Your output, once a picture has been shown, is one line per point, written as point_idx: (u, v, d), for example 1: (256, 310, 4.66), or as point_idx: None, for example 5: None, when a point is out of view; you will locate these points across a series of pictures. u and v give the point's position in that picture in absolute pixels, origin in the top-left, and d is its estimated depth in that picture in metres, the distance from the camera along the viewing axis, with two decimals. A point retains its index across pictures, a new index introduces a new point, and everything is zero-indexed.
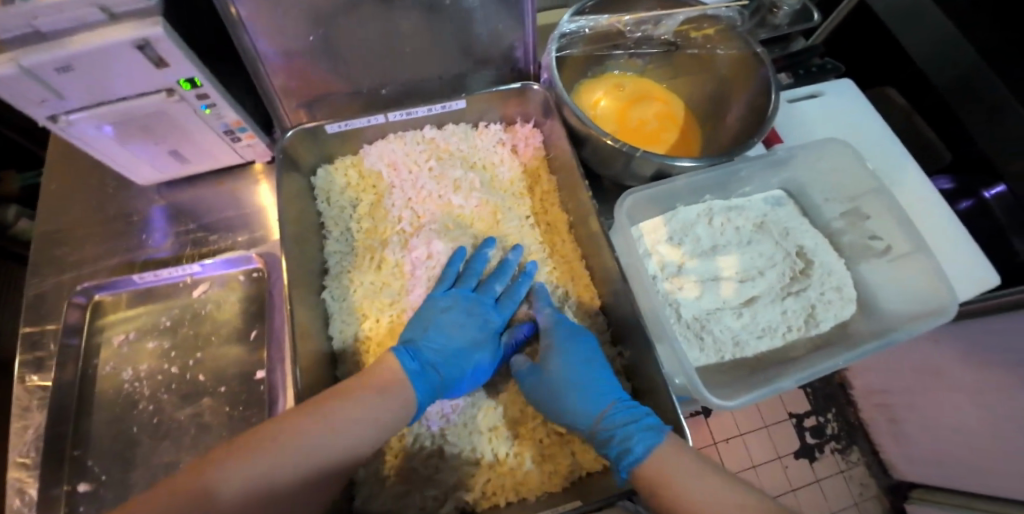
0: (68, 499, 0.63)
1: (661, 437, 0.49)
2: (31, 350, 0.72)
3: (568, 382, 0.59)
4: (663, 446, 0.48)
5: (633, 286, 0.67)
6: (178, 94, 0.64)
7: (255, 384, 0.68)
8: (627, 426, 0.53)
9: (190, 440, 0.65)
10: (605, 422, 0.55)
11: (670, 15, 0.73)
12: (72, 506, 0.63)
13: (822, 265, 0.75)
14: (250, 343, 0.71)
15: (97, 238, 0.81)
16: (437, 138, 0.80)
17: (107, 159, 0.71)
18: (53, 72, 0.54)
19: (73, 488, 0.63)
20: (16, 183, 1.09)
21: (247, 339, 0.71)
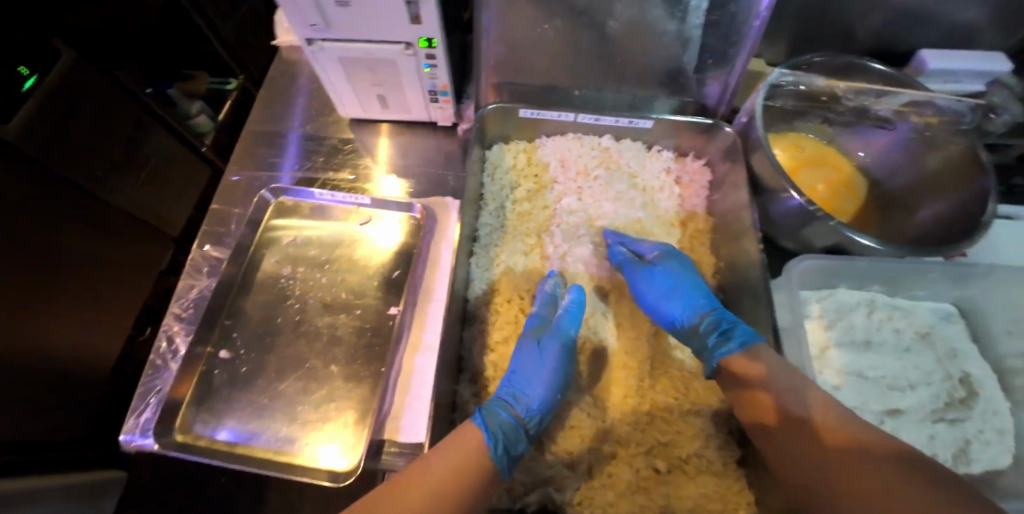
0: (207, 359, 0.72)
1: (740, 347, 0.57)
2: (214, 224, 0.83)
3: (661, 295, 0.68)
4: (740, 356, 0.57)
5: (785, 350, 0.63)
6: (413, 50, 0.71)
7: (385, 317, 0.74)
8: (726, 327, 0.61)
9: (321, 345, 0.72)
10: (707, 322, 0.64)
11: (895, 92, 0.70)
12: (210, 366, 0.71)
13: (988, 401, 0.68)
14: (390, 280, 0.77)
15: (290, 148, 0.92)
16: (609, 148, 0.82)
17: (329, 86, 0.81)
18: (334, 4, 0.63)
19: (214, 352, 0.72)
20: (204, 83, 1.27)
21: (389, 276, 0.77)
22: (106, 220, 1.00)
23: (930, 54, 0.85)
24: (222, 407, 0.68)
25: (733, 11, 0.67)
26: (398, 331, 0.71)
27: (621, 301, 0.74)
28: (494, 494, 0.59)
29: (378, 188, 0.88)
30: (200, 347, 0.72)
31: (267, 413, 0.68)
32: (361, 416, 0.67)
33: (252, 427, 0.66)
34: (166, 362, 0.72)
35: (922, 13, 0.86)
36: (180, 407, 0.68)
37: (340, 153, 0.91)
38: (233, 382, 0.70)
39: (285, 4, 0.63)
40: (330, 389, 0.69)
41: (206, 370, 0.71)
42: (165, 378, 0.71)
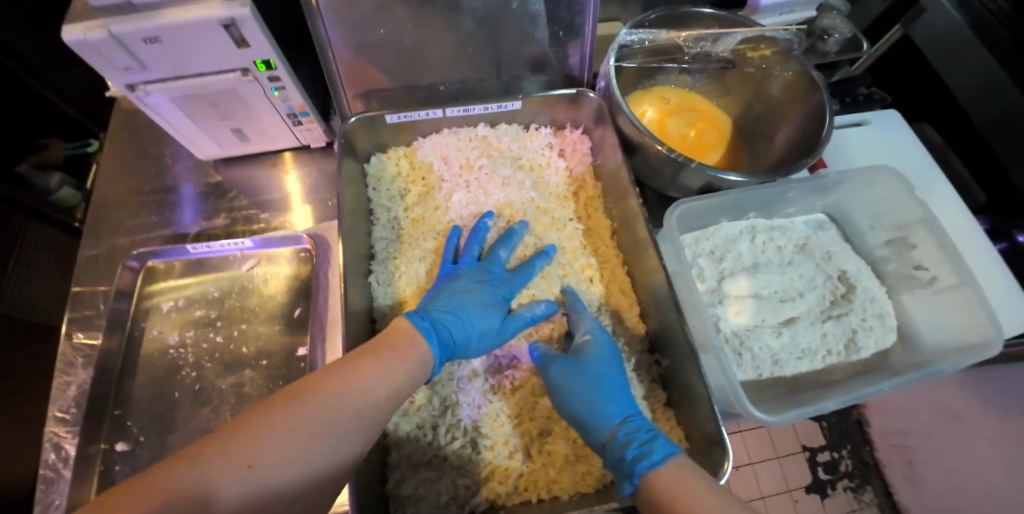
0: (103, 458, 0.64)
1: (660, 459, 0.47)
2: (81, 308, 0.75)
3: (587, 395, 0.58)
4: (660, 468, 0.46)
5: (680, 293, 0.67)
6: (252, 75, 0.66)
7: (295, 360, 0.70)
8: (643, 439, 0.52)
9: (230, 407, 0.67)
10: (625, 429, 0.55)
11: (729, 34, 0.75)
12: (108, 463, 0.64)
13: (864, 291, 0.75)
14: (293, 319, 0.73)
15: (153, 207, 0.83)
16: (488, 135, 0.82)
17: (174, 130, 0.74)
18: (142, 42, 0.58)
19: (109, 447, 0.65)
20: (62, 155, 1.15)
21: (291, 316, 0.73)
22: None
23: None
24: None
25: None
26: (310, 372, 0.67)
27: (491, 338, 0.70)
28: (441, 505, 0.59)
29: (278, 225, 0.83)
30: (91, 446, 0.64)
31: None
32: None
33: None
34: (55, 474, 0.64)
35: None
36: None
37: (211, 200, 0.84)
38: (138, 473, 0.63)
39: (82, 51, 0.57)
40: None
41: (105, 469, 0.64)
42: (57, 491, 0.63)
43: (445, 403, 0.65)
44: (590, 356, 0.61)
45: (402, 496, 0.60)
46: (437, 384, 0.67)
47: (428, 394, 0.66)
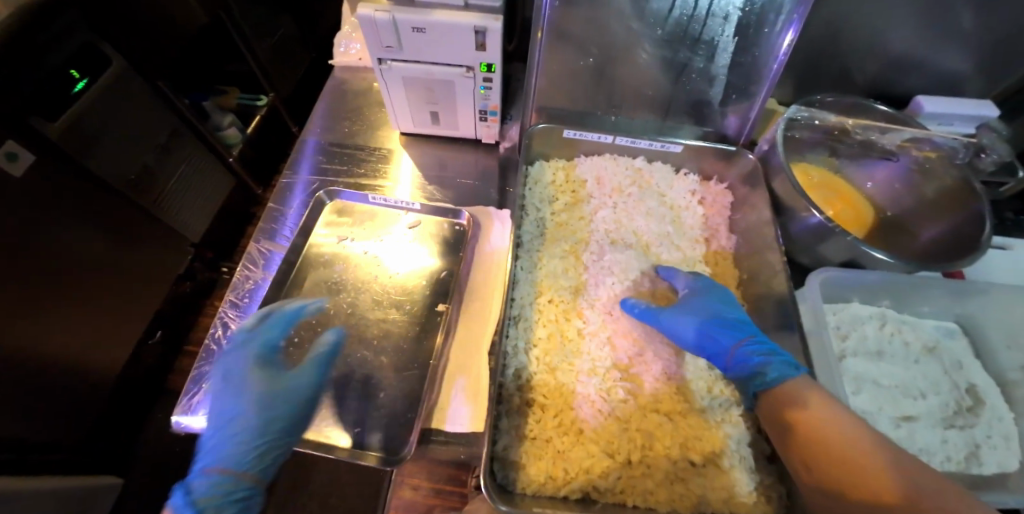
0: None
1: (796, 370, 0.59)
2: (270, 222, 0.89)
3: (716, 322, 0.69)
4: (800, 377, 0.58)
5: (813, 356, 0.69)
6: (473, 73, 0.80)
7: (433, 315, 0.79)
8: (767, 355, 0.62)
9: (370, 337, 0.76)
10: (749, 349, 0.64)
11: (898, 129, 0.80)
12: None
13: (993, 409, 0.73)
14: (438, 279, 0.83)
15: (343, 158, 0.99)
16: (641, 167, 0.91)
17: (389, 102, 0.89)
18: (410, 30, 0.72)
19: None
20: (235, 99, 1.68)
21: (437, 276, 0.83)
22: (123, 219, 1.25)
23: (926, 99, 0.95)
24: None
25: (755, 54, 0.78)
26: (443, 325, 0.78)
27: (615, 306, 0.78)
28: (539, 481, 0.63)
29: (398, 192, 0.94)
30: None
31: (318, 397, 0.71)
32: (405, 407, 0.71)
33: (306, 410, 0.70)
34: (220, 347, 0.76)
35: (910, 64, 0.99)
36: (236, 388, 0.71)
37: (373, 160, 0.99)
38: (284, 367, 0.73)
39: (367, 27, 0.72)
40: (381, 372, 0.73)
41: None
42: (217, 363, 0.74)
43: (561, 390, 0.70)
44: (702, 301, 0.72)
45: (507, 460, 0.64)
46: (555, 371, 0.72)
47: (546, 377, 0.71)
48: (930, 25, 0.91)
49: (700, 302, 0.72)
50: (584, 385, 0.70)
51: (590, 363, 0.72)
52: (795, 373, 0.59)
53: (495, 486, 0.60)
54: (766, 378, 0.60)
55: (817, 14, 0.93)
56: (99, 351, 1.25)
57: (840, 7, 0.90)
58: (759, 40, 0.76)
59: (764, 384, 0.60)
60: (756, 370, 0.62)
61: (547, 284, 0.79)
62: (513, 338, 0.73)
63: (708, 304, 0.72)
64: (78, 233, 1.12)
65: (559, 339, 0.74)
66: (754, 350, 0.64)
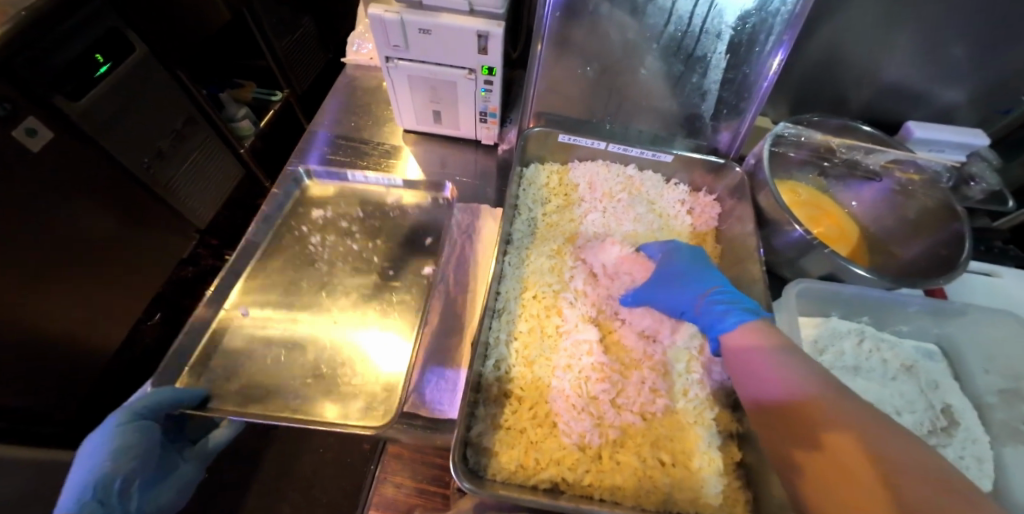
0: None
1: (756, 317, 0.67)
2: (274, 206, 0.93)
3: (688, 277, 0.77)
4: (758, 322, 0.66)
5: None
6: (474, 75, 0.83)
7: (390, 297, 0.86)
8: (732, 305, 0.70)
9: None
10: (715, 299, 0.72)
11: (882, 150, 0.83)
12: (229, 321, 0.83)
13: (966, 429, 0.74)
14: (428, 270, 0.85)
15: (347, 150, 1.03)
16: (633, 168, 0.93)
17: (395, 99, 0.92)
18: (417, 31, 0.76)
19: None
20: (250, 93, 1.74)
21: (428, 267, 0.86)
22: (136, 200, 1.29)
23: (916, 125, 0.97)
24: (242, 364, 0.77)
25: (746, 72, 0.81)
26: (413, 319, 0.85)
27: (598, 298, 0.81)
28: (510, 468, 0.64)
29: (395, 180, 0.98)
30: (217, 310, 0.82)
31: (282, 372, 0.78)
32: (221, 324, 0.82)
33: (253, 387, 0.75)
34: None
35: (902, 92, 1.01)
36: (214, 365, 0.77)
37: (375, 154, 1.02)
38: None
39: (376, 27, 0.76)
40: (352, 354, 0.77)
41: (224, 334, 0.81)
42: None
43: (539, 383, 0.72)
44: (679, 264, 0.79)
45: (479, 447, 0.65)
46: (533, 364, 0.74)
47: (524, 369, 0.73)
48: (922, 55, 0.94)
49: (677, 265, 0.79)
50: (561, 379, 0.72)
51: (569, 355, 0.74)
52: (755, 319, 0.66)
53: (466, 469, 0.61)
54: (725, 325, 0.68)
55: (813, 39, 0.96)
56: (97, 326, 1.27)
57: (835, 33, 0.94)
58: (750, 58, 0.80)
59: (724, 329, 0.68)
60: (718, 318, 0.70)
61: (533, 281, 0.81)
62: (496, 329, 0.76)
63: (683, 265, 0.79)
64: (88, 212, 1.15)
65: (540, 334, 0.76)
66: (720, 298, 0.72)
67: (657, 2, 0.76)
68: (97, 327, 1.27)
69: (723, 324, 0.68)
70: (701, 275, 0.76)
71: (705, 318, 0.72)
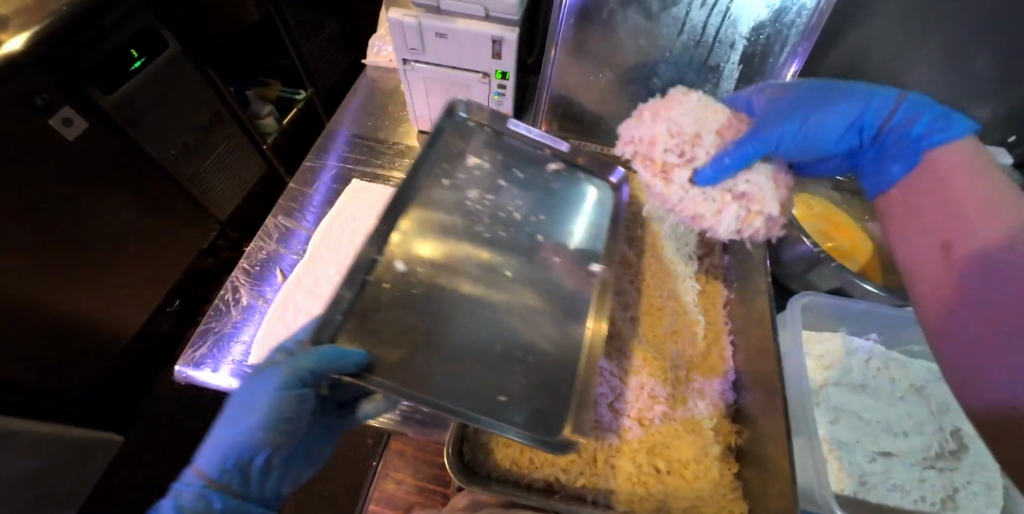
0: None
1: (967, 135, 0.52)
2: (291, 200, 0.96)
3: (829, 114, 0.62)
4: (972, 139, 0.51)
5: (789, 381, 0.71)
6: (488, 79, 0.85)
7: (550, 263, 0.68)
8: (920, 124, 0.55)
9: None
10: (898, 118, 0.58)
11: None
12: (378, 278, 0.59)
13: (978, 455, 0.71)
14: None
15: (364, 149, 1.05)
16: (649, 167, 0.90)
17: (411, 100, 0.94)
18: (435, 35, 0.78)
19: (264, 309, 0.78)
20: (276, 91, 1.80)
21: None
22: (162, 191, 1.34)
23: None
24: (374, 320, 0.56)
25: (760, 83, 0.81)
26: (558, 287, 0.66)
27: None
28: (504, 466, 0.64)
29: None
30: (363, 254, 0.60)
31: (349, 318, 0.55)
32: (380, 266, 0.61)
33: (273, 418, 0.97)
34: (225, 307, 0.81)
35: None
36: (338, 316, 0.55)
37: (391, 154, 1.05)
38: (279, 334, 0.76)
39: (395, 30, 0.79)
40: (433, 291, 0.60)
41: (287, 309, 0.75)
42: (223, 322, 0.79)
43: None
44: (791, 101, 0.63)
45: (476, 443, 0.66)
46: None
47: None
48: (945, 73, 0.92)
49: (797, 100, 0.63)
50: None
51: None
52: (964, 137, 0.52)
53: (461, 464, 0.62)
54: (933, 140, 0.53)
55: (832, 51, 0.95)
56: (120, 310, 1.33)
57: (855, 46, 0.93)
58: (764, 69, 0.80)
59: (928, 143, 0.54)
60: (912, 138, 0.55)
61: None
62: None
63: (808, 102, 0.63)
64: (115, 200, 1.21)
65: None
66: (909, 125, 0.56)
67: (671, 11, 0.77)
68: (119, 311, 1.33)
69: (933, 136, 0.53)
70: (835, 105, 0.62)
71: (897, 133, 0.57)
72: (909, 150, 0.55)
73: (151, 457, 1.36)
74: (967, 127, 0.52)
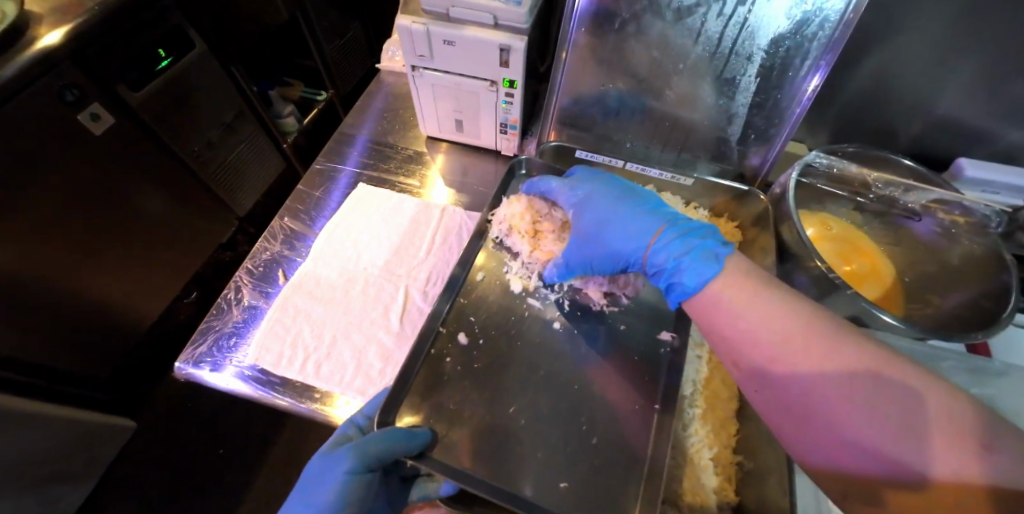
0: None
1: (718, 268, 0.56)
2: (298, 201, 0.97)
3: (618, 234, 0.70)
4: (721, 275, 0.56)
5: None
6: (496, 87, 0.84)
7: (568, 333, 0.73)
8: (682, 256, 0.60)
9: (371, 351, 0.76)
10: (663, 253, 0.63)
11: (923, 189, 0.76)
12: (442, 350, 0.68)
13: None
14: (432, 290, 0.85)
15: (374, 153, 1.06)
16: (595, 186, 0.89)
17: (419, 106, 0.94)
18: (442, 42, 0.78)
19: None
20: (298, 92, 1.83)
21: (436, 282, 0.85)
22: (184, 188, 1.37)
23: (968, 162, 0.89)
24: (439, 395, 0.64)
25: (778, 96, 0.77)
26: (592, 362, 0.70)
27: None
28: None
29: (432, 193, 0.99)
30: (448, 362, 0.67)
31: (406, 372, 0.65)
32: (441, 341, 0.70)
33: None
34: (227, 306, 0.82)
35: (957, 129, 0.94)
36: (405, 391, 0.64)
37: (400, 159, 1.05)
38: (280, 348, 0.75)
39: (403, 37, 0.78)
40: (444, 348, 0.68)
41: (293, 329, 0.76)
42: (224, 321, 0.80)
43: None
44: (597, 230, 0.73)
45: None
46: None
47: None
48: (980, 91, 0.87)
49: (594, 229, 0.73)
50: None
51: None
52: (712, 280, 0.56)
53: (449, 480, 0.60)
54: (686, 287, 0.58)
55: (860, 65, 0.91)
56: (139, 299, 1.37)
57: (885, 61, 0.88)
58: (783, 83, 0.76)
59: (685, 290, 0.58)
60: (676, 270, 0.60)
61: None
62: None
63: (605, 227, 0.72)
64: (139, 192, 1.24)
65: None
66: (667, 247, 0.63)
67: (685, 22, 0.74)
68: (137, 301, 1.36)
69: (682, 286, 0.58)
70: (625, 225, 0.70)
71: (659, 263, 0.64)
72: (668, 297, 0.62)
73: (161, 446, 1.43)
74: (704, 274, 0.57)
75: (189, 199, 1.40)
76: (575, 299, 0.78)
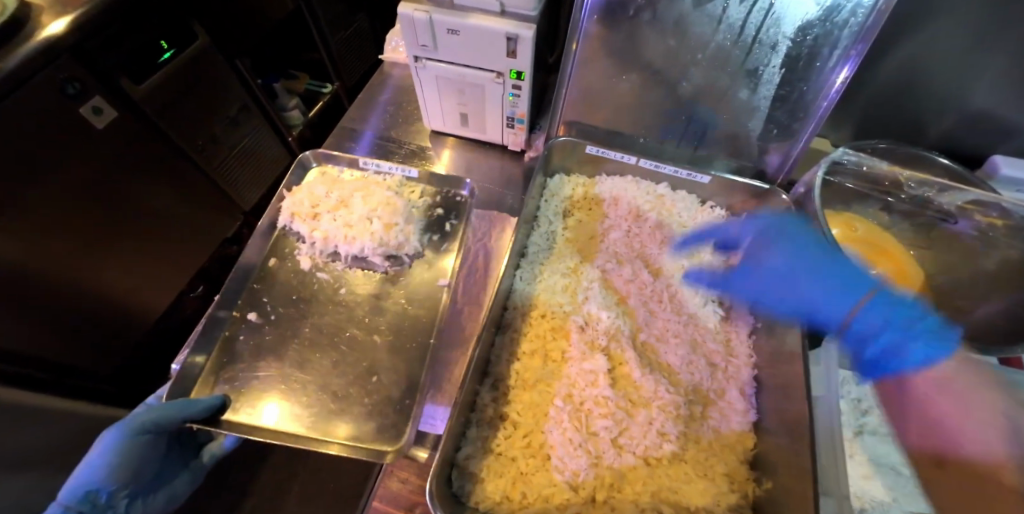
0: (231, 325, 0.72)
1: (943, 358, 0.60)
2: None
3: (876, 321, 0.64)
4: (949, 367, 0.60)
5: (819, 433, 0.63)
6: (502, 79, 0.80)
7: (369, 301, 0.77)
8: (912, 348, 0.62)
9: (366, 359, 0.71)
10: (866, 309, 0.65)
11: (959, 189, 0.71)
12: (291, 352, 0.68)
13: None
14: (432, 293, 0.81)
15: (376, 148, 1.02)
16: (369, 175, 0.89)
17: (422, 98, 0.91)
18: (446, 31, 0.74)
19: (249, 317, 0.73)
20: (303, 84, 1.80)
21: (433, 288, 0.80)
22: (188, 184, 1.35)
23: (1005, 160, 0.84)
24: None
25: (803, 89, 0.72)
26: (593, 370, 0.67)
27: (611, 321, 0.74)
28: (495, 499, 0.59)
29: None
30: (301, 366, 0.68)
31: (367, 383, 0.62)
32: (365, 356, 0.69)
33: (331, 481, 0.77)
34: None
35: (993, 125, 0.88)
36: None
37: (402, 154, 1.01)
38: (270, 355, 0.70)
39: (404, 25, 0.75)
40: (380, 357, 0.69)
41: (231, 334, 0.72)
42: None
43: (533, 406, 0.67)
44: (821, 294, 0.70)
45: (466, 471, 0.61)
46: (531, 388, 0.69)
47: (521, 391, 0.68)
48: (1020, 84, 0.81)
49: (832, 300, 0.69)
50: (561, 407, 0.66)
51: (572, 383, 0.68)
52: (936, 368, 0.61)
53: (447, 493, 0.57)
54: (908, 372, 0.63)
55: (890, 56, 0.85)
56: (144, 294, 1.35)
57: (917, 51, 0.82)
58: (809, 74, 0.71)
59: (912, 371, 0.63)
60: (895, 353, 0.63)
61: (543, 299, 0.76)
62: (498, 348, 0.72)
63: (836, 300, 0.68)
64: (157, 189, 1.26)
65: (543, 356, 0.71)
66: (890, 326, 0.63)
67: (705, 8, 0.69)
68: (141, 297, 1.35)
69: (901, 366, 0.64)
70: (824, 275, 0.68)
71: (867, 329, 0.65)
72: (867, 371, 0.67)
73: None
74: (948, 351, 0.61)
75: (194, 193, 1.38)
76: (362, 269, 0.80)
